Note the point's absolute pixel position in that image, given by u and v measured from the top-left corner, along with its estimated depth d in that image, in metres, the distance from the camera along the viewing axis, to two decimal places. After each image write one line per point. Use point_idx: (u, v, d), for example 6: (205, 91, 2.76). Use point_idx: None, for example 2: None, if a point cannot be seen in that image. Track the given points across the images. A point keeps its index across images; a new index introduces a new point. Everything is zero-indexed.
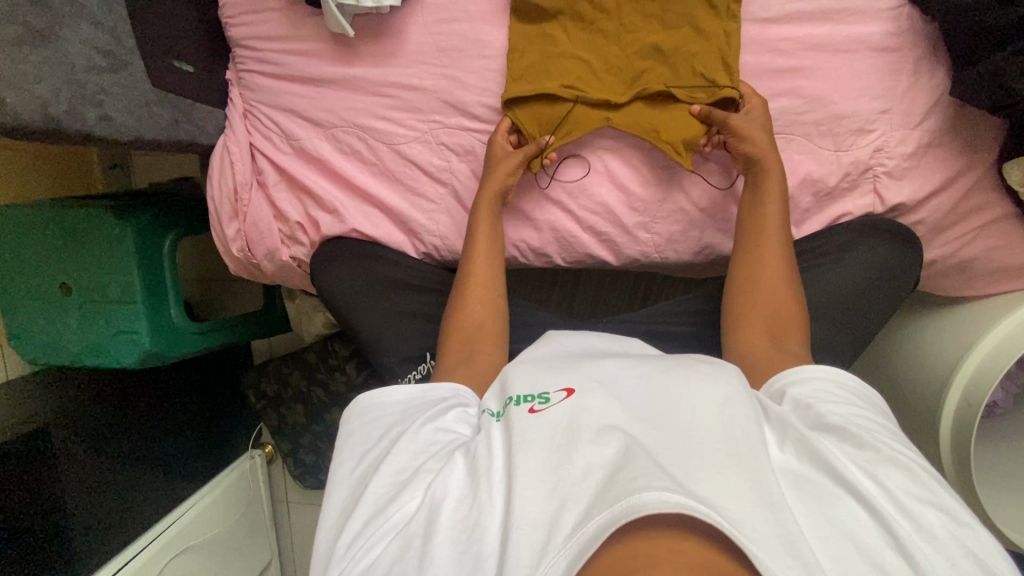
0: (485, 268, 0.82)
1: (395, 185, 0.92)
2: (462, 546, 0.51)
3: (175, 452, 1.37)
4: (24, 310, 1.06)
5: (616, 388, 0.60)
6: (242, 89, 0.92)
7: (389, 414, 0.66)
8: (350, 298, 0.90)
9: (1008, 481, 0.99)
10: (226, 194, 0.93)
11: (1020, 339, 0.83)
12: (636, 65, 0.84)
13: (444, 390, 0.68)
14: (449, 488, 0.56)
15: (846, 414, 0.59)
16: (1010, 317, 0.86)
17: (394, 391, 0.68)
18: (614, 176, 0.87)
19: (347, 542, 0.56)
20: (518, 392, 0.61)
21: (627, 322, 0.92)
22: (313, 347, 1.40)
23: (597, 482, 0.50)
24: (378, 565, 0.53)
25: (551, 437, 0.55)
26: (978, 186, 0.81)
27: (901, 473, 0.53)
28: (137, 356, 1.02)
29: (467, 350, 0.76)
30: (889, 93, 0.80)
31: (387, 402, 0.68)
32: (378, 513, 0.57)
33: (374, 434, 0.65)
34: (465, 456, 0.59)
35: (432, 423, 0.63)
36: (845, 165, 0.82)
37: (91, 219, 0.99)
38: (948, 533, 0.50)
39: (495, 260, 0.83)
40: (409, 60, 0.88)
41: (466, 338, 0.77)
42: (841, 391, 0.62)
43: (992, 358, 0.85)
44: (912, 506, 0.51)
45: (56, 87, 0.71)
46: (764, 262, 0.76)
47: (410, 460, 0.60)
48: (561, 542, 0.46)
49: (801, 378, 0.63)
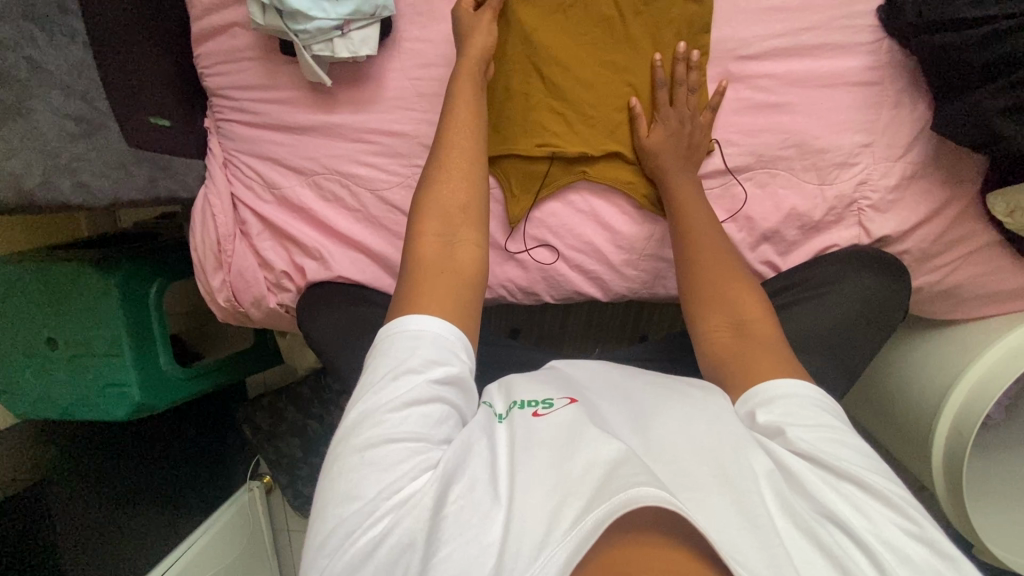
0: (469, 144, 0.73)
1: (379, 229, 0.91)
2: (469, 526, 0.48)
3: (174, 494, 1.37)
4: (11, 366, 1.05)
5: (608, 410, 0.59)
6: (221, 137, 0.91)
7: (403, 352, 0.58)
8: (336, 343, 0.88)
9: (1000, 496, 1.01)
10: (210, 245, 0.92)
11: (1003, 372, 0.84)
12: (614, 118, 0.84)
13: (452, 336, 0.60)
14: (462, 468, 0.53)
15: (818, 442, 0.55)
16: (994, 347, 0.87)
17: (409, 324, 0.60)
18: (599, 216, 0.87)
19: (349, 515, 0.51)
20: (523, 398, 0.60)
21: (619, 359, 0.91)
22: (306, 380, 1.43)
23: (597, 478, 0.48)
24: (384, 541, 0.50)
25: (553, 439, 0.53)
26: (963, 215, 0.81)
27: (883, 506, 0.52)
28: (127, 410, 1.01)
29: (446, 237, 0.66)
30: (871, 127, 0.80)
31: (392, 339, 0.60)
32: (383, 486, 0.52)
33: (379, 374, 0.58)
34: (473, 442, 0.55)
35: (442, 384, 0.58)
36: (831, 199, 0.82)
37: (74, 273, 0.98)
38: (931, 568, 0.49)
39: (477, 145, 0.73)
40: (389, 106, 0.87)
41: (446, 217, 0.67)
42: (808, 409, 0.58)
43: (978, 390, 0.86)
44: (896, 539, 0.50)
45: (30, 160, 0.70)
46: (707, 272, 0.74)
47: (421, 428, 0.55)
48: (560, 535, 0.44)
49: (767, 401, 0.60)
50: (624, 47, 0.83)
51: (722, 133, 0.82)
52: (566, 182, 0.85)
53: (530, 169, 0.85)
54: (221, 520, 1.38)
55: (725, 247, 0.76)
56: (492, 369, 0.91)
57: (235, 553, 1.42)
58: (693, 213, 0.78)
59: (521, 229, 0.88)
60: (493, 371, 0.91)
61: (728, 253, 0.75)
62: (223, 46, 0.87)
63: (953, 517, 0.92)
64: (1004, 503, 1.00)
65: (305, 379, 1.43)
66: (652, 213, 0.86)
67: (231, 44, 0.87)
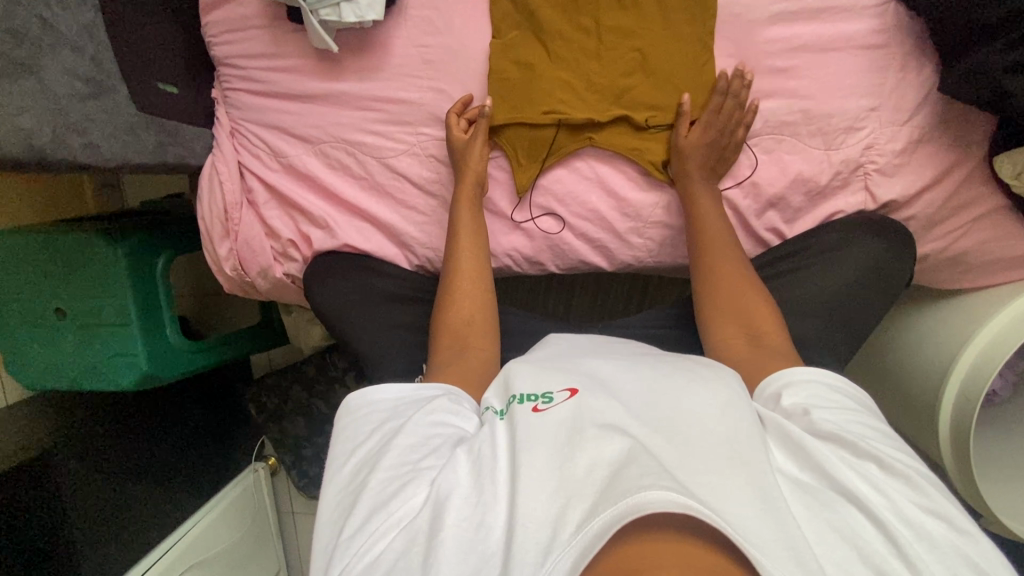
0: (472, 266, 0.83)
1: (385, 198, 0.91)
2: (465, 544, 0.50)
3: (182, 472, 1.37)
4: (20, 336, 1.05)
5: (615, 388, 0.60)
6: (228, 107, 0.92)
7: (386, 409, 0.66)
8: (345, 311, 0.91)
9: (1004, 469, 1.01)
10: (217, 213, 0.93)
11: (1008, 338, 0.84)
12: (620, 83, 0.84)
13: (437, 391, 0.68)
14: (456, 485, 0.55)
15: (841, 421, 0.58)
16: (1001, 312, 0.86)
17: (388, 389, 0.68)
18: (605, 184, 0.87)
19: (348, 538, 0.55)
20: (522, 391, 0.61)
21: (624, 327, 0.92)
22: (312, 359, 1.40)
23: (601, 479, 0.49)
24: (382, 562, 0.52)
25: (553, 436, 0.55)
26: (970, 179, 0.81)
27: (900, 483, 0.53)
28: (134, 378, 1.02)
29: (460, 350, 0.75)
30: (877, 90, 0.79)
31: (377, 399, 0.67)
32: (377, 509, 0.56)
33: (366, 425, 0.65)
34: (467, 454, 0.58)
35: (429, 416, 0.63)
36: (837, 164, 0.82)
37: (82, 244, 0.98)
38: (951, 544, 0.49)
39: (479, 253, 0.84)
40: (395, 73, 0.87)
41: (456, 334, 0.77)
42: (829, 394, 0.61)
43: (984, 356, 0.86)
44: (915, 516, 0.50)
45: (40, 116, 0.70)
46: (720, 281, 0.77)
47: (409, 455, 0.59)
48: (566, 539, 0.46)
49: (792, 384, 0.62)
50: (630, 12, 0.83)
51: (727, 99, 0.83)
52: (571, 149, 0.85)
53: (536, 136, 0.85)
54: (225, 501, 1.38)
55: (736, 252, 0.79)
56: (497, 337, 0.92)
57: (240, 532, 1.43)
58: (709, 217, 0.81)
59: (527, 197, 0.88)
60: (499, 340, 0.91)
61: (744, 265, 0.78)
62: (230, 14, 0.87)
63: (960, 486, 0.92)
64: (1009, 476, 1.00)
65: (311, 358, 1.40)
66: (658, 179, 0.85)
67: (239, 13, 0.88)
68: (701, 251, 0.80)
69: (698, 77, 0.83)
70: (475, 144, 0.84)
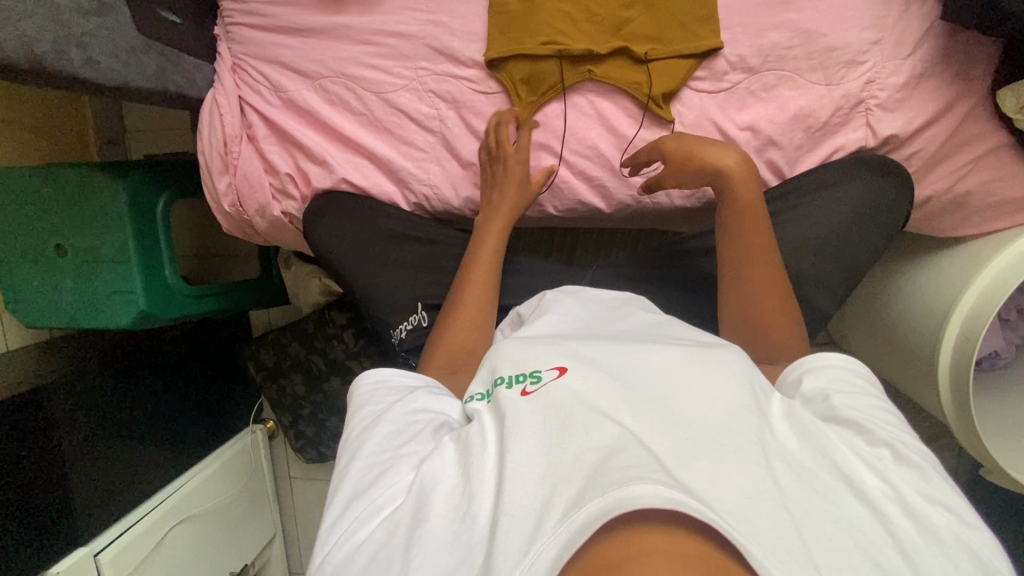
0: (478, 289, 0.81)
1: (384, 134, 0.91)
2: (446, 534, 0.51)
3: (175, 428, 1.35)
4: (19, 271, 1.07)
5: (611, 367, 0.60)
6: (230, 42, 0.92)
7: (364, 397, 0.69)
8: (345, 250, 0.92)
9: (1007, 428, 1.00)
10: (216, 147, 0.93)
11: (1003, 284, 0.83)
12: (621, 15, 0.84)
13: (420, 380, 0.72)
14: (441, 474, 0.57)
15: (863, 407, 0.60)
16: (993, 261, 0.86)
17: (374, 374, 0.72)
18: (604, 120, 0.86)
19: (328, 526, 0.57)
20: (509, 373, 0.63)
21: (621, 269, 0.91)
22: (311, 316, 1.39)
23: (588, 465, 0.49)
24: (363, 551, 0.53)
25: (542, 424, 0.55)
26: (972, 116, 0.80)
27: (908, 470, 0.54)
28: (133, 317, 1.03)
29: (450, 371, 0.75)
30: (880, 23, 0.79)
31: (358, 385, 0.72)
32: (357, 497, 0.58)
33: (349, 415, 0.68)
34: (454, 442, 0.60)
35: (409, 406, 0.66)
36: (837, 99, 0.81)
37: (83, 178, 0.99)
38: (954, 536, 0.50)
39: (491, 279, 0.82)
40: (396, 7, 0.88)
41: (452, 356, 0.76)
42: (853, 379, 0.64)
43: (980, 305, 0.85)
44: (921, 507, 0.51)
45: (41, 25, 0.71)
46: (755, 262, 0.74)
47: (390, 444, 0.62)
48: (550, 528, 0.45)
49: (816, 369, 0.66)
50: None
51: (727, 33, 0.82)
52: (570, 82, 0.85)
53: (536, 69, 0.85)
54: (221, 459, 1.39)
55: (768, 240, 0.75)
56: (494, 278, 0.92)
57: (235, 489, 1.43)
58: (748, 199, 0.74)
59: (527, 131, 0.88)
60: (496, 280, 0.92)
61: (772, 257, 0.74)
62: None
63: (961, 435, 0.91)
64: (1012, 434, 0.98)
65: (310, 315, 1.39)
66: (658, 113, 0.85)
67: None
68: (728, 235, 0.76)
69: (699, 6, 0.82)
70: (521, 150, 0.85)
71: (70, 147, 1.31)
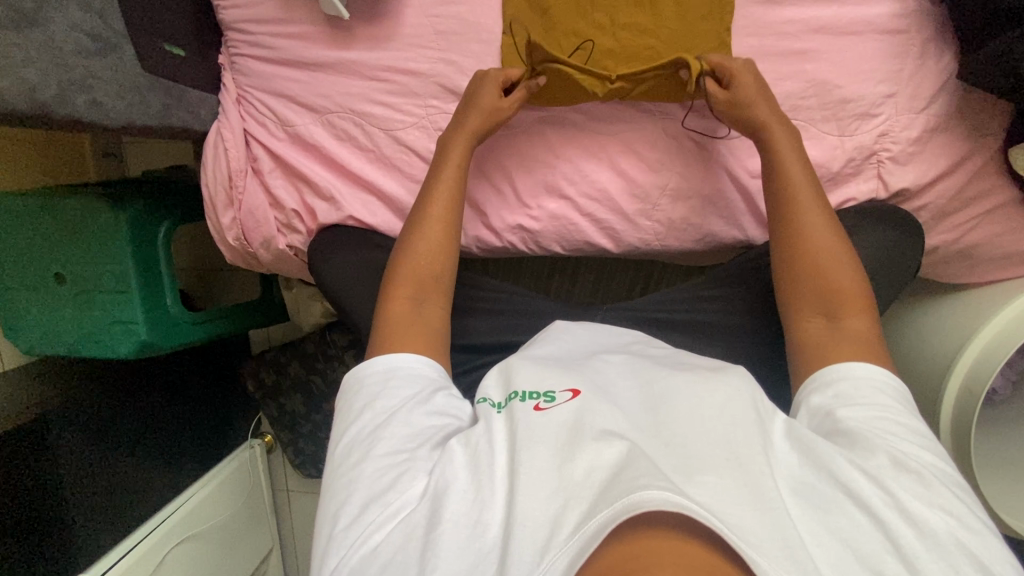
0: (446, 213, 0.79)
1: (392, 171, 0.90)
2: (463, 540, 0.50)
3: (174, 444, 1.33)
4: (19, 299, 1.06)
5: (617, 393, 0.61)
6: (235, 73, 0.91)
7: (381, 386, 0.65)
8: (347, 285, 0.88)
9: (1003, 468, 1.01)
10: (221, 179, 0.91)
11: (1005, 343, 0.84)
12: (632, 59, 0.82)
13: (430, 371, 0.68)
14: (455, 476, 0.55)
15: (870, 420, 0.58)
16: (995, 317, 0.86)
17: (382, 362, 0.68)
18: (613, 162, 0.86)
19: (342, 528, 0.55)
20: (523, 388, 0.61)
21: (629, 309, 0.89)
22: (311, 336, 1.38)
23: (599, 482, 0.49)
24: (379, 556, 0.53)
25: (554, 437, 0.55)
26: (983, 171, 0.81)
27: (912, 479, 0.53)
28: (133, 347, 1.02)
29: (416, 300, 0.74)
30: (896, 77, 0.78)
31: (365, 373, 0.67)
32: (375, 499, 0.56)
33: (360, 408, 0.64)
34: (465, 447, 0.58)
35: (426, 407, 0.63)
36: (850, 151, 0.81)
37: (83, 206, 0.98)
38: (952, 538, 0.49)
39: (455, 204, 0.80)
40: (406, 43, 0.86)
41: (418, 280, 0.75)
42: (861, 389, 0.61)
43: (980, 361, 0.86)
44: (923, 512, 0.50)
45: (45, 70, 0.71)
46: (813, 252, 0.72)
47: (403, 443, 0.60)
48: (563, 540, 0.46)
49: (824, 383, 0.64)
50: None
51: None
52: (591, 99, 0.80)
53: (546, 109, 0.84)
54: (222, 474, 1.36)
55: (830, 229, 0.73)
56: (500, 316, 0.92)
57: (232, 508, 1.39)
58: (804, 193, 0.74)
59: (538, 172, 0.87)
60: (504, 319, 0.91)
61: (831, 223, 0.73)
62: None
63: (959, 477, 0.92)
64: (1006, 474, 1.00)
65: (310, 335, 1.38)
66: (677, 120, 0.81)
67: None
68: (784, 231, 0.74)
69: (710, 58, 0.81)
70: (484, 100, 0.80)
71: (64, 162, 1.29)
